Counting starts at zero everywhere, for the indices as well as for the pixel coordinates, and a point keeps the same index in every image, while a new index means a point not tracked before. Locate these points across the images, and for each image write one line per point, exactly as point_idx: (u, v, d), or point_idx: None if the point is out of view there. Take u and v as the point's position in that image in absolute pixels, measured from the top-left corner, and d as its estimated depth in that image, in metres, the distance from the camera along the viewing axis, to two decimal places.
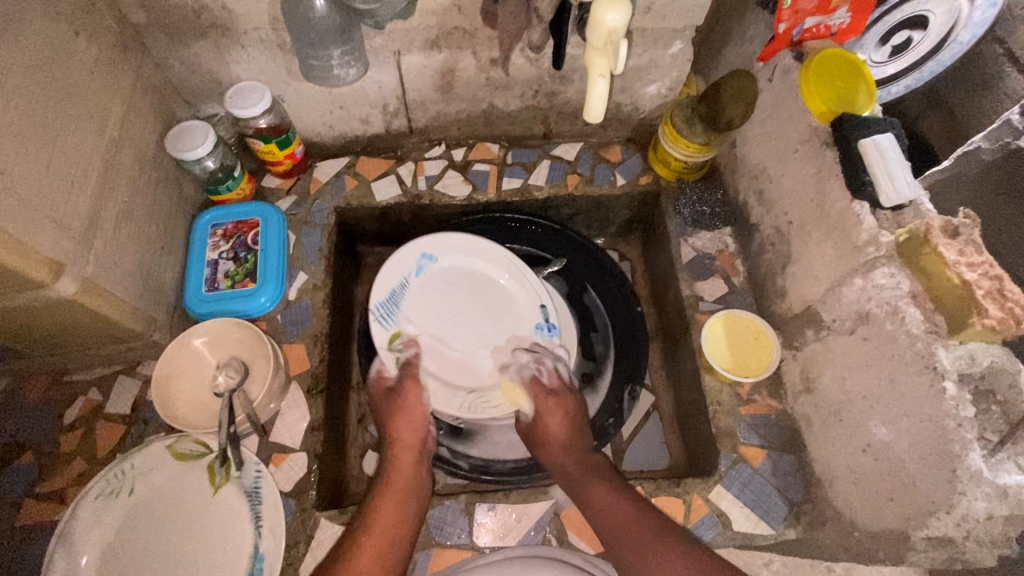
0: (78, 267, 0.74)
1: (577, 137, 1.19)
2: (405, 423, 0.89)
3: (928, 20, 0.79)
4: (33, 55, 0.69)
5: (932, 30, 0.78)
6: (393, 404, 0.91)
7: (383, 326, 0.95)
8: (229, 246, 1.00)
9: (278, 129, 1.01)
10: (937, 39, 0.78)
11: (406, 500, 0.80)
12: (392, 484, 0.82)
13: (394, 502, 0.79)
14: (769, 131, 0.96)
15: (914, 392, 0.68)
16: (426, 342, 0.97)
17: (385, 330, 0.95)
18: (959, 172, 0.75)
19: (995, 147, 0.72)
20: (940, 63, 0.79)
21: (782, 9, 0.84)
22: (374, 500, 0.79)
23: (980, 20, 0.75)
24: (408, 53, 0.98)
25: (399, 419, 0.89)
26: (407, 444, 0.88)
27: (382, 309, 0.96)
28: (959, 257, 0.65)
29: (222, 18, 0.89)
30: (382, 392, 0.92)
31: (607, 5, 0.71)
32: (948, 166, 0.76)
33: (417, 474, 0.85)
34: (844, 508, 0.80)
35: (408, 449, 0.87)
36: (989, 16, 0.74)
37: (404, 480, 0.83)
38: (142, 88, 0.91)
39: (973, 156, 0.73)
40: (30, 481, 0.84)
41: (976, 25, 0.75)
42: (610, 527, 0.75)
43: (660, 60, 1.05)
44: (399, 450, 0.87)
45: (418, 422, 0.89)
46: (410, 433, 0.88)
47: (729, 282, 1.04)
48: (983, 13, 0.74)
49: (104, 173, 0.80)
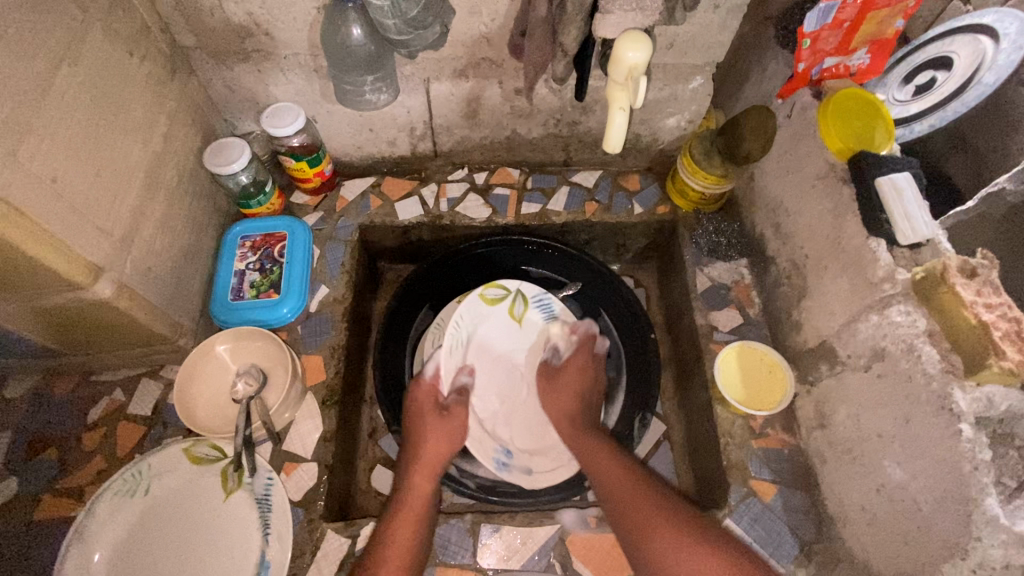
0: (116, 272, 0.78)
1: (597, 165, 1.22)
2: (434, 444, 0.88)
3: (953, 61, 0.80)
4: (91, 75, 0.74)
5: (956, 71, 0.79)
6: (437, 423, 0.90)
7: (533, 298, 1.09)
8: (256, 258, 1.03)
9: (310, 147, 1.05)
10: (962, 80, 0.78)
11: (418, 525, 0.80)
12: (412, 507, 0.81)
13: (408, 529, 0.78)
14: (786, 165, 0.97)
15: (930, 434, 0.68)
16: (513, 329, 1.07)
17: (527, 300, 1.09)
18: (985, 212, 0.75)
19: (1020, 188, 0.72)
20: (965, 104, 0.77)
21: (801, 49, 0.88)
22: (388, 525, 0.79)
23: (1005, 63, 0.74)
24: (436, 81, 1.02)
25: (434, 441, 0.88)
26: (430, 469, 0.86)
27: (537, 302, 1.08)
28: (977, 297, 0.65)
29: (264, 43, 0.94)
30: (432, 405, 0.92)
31: (629, 44, 0.73)
32: (973, 206, 0.76)
33: (432, 499, 0.84)
34: (856, 549, 0.78)
35: (431, 471, 0.85)
36: (1014, 58, 0.73)
37: (420, 504, 0.82)
38: (186, 105, 0.96)
39: (997, 197, 0.73)
40: (50, 476, 0.86)
41: (1001, 67, 0.74)
42: (604, 490, 0.81)
43: (680, 94, 1.07)
44: (420, 474, 0.85)
45: (451, 450, 0.89)
46: (436, 454, 0.87)
47: (744, 313, 1.04)
48: (1008, 56, 0.74)
49: (146, 185, 0.84)
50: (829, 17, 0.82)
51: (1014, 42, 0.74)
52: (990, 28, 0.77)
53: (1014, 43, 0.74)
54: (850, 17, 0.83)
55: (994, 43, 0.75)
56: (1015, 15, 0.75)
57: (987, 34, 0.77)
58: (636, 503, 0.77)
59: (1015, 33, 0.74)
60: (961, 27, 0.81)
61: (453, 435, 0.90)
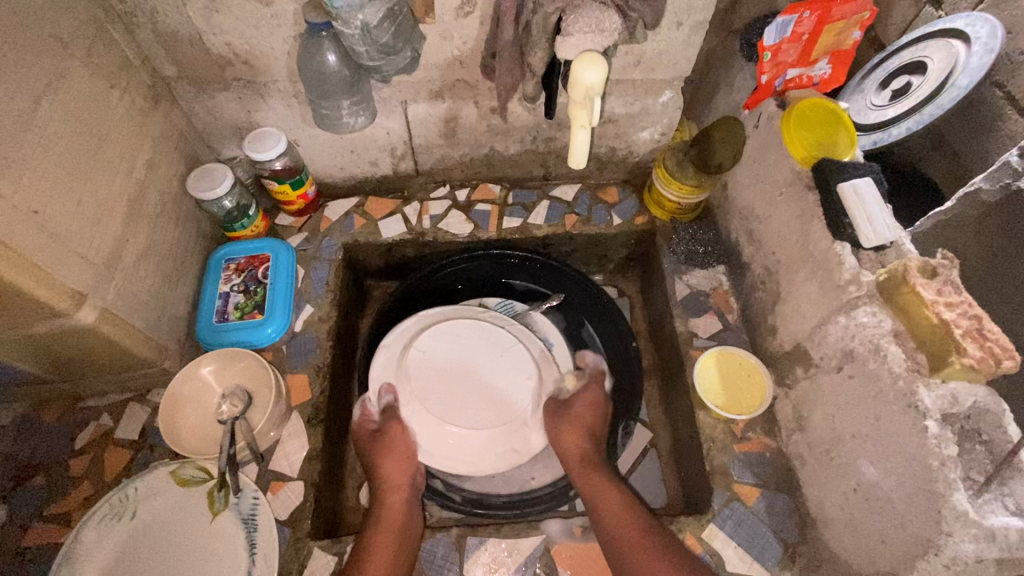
0: (98, 298, 0.79)
1: (575, 179, 1.25)
2: (392, 460, 0.88)
3: (927, 66, 0.82)
4: (72, 109, 0.76)
5: (930, 76, 0.81)
6: (381, 442, 0.90)
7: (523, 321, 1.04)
8: (241, 280, 1.05)
9: (293, 170, 1.07)
10: (937, 83, 0.81)
11: (403, 538, 0.82)
12: (388, 521, 0.83)
13: (388, 541, 0.81)
14: (756, 174, 0.99)
15: (898, 432, 0.69)
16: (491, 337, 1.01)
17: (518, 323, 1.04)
18: (962, 212, 0.77)
19: (996, 188, 0.74)
20: (941, 106, 0.80)
21: (763, 62, 0.91)
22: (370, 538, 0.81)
23: (977, 65, 0.77)
24: (414, 102, 1.05)
25: (388, 459, 0.88)
26: (399, 482, 0.87)
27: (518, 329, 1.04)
28: (937, 296, 0.67)
29: (245, 71, 0.97)
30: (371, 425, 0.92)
31: (584, 65, 0.75)
32: (951, 207, 0.77)
33: (412, 510, 0.86)
34: (838, 550, 0.79)
35: (399, 486, 0.87)
36: (986, 61, 0.76)
37: (399, 518, 0.84)
38: (169, 133, 0.99)
39: (974, 197, 0.75)
40: (37, 503, 0.87)
41: (973, 70, 0.77)
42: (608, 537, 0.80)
43: (651, 107, 1.10)
44: (389, 491, 0.87)
45: (409, 461, 0.89)
46: (398, 469, 0.88)
47: (723, 319, 1.05)
48: (980, 59, 0.76)
49: (129, 212, 0.86)
50: (788, 31, 0.86)
51: (986, 45, 0.76)
52: (962, 33, 0.79)
53: (985, 47, 0.76)
54: (809, 31, 0.86)
55: (966, 47, 0.78)
56: (985, 20, 0.78)
57: (959, 39, 0.79)
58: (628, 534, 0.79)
59: (985, 37, 0.77)
60: (934, 33, 0.83)
61: (398, 451, 0.89)
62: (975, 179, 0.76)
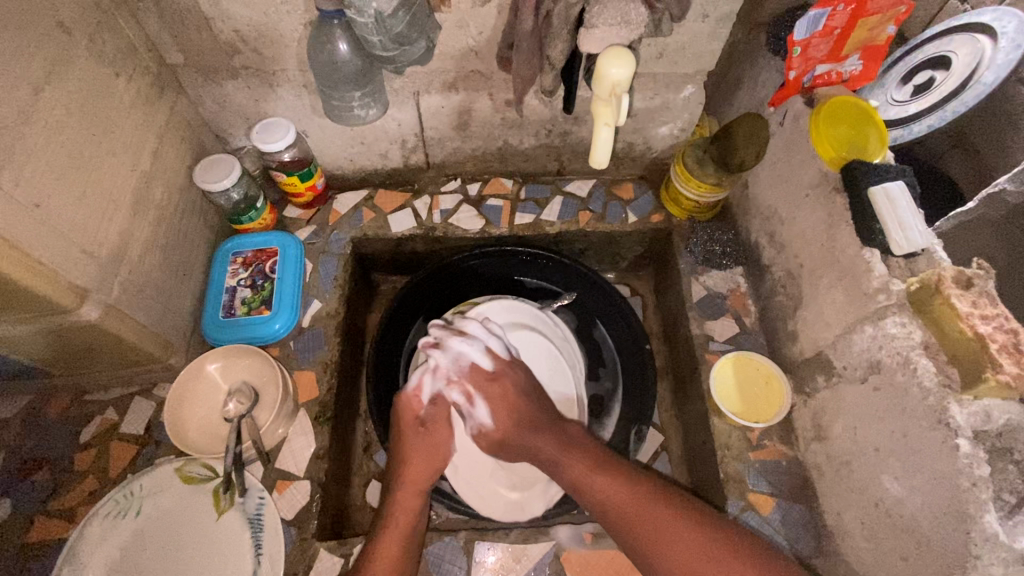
0: (103, 294, 0.77)
1: (590, 174, 1.21)
2: (421, 459, 0.84)
3: (951, 61, 0.79)
4: (76, 98, 0.74)
5: (954, 70, 0.78)
6: (419, 440, 0.85)
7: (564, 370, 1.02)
8: (248, 274, 1.03)
9: (301, 162, 1.05)
10: (959, 80, 0.77)
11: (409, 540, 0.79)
12: (399, 523, 0.79)
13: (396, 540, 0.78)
14: (780, 174, 0.96)
15: (926, 449, 0.66)
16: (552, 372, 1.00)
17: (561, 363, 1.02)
18: (984, 213, 0.74)
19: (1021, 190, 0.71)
20: (965, 103, 0.76)
21: (792, 57, 0.86)
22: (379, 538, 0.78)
23: (1004, 61, 0.73)
24: (426, 93, 1.02)
25: (419, 459, 0.84)
26: (417, 486, 0.83)
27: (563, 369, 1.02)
28: (972, 309, 0.63)
29: (253, 60, 0.94)
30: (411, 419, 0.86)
31: (612, 60, 0.73)
32: (974, 207, 0.75)
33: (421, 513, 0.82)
34: (856, 564, 0.77)
35: (419, 488, 0.83)
36: (1013, 57, 0.72)
37: (408, 520, 0.80)
38: (175, 122, 0.96)
39: (998, 198, 0.73)
40: (43, 498, 0.86)
41: (1000, 66, 0.73)
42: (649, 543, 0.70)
43: (672, 102, 1.06)
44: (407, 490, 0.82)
45: (436, 466, 0.85)
46: (424, 467, 0.84)
47: (740, 322, 1.03)
48: (1007, 55, 0.73)
49: (133, 205, 0.84)
50: (820, 25, 0.81)
51: (1013, 40, 0.73)
52: (988, 28, 0.76)
53: (1012, 42, 0.73)
54: (841, 25, 0.81)
55: (992, 42, 0.75)
56: (1013, 14, 0.74)
57: (985, 33, 0.76)
58: (638, 509, 0.72)
59: (1012, 32, 0.73)
60: (958, 27, 0.80)
61: (434, 452, 0.85)
62: (998, 179, 0.74)
